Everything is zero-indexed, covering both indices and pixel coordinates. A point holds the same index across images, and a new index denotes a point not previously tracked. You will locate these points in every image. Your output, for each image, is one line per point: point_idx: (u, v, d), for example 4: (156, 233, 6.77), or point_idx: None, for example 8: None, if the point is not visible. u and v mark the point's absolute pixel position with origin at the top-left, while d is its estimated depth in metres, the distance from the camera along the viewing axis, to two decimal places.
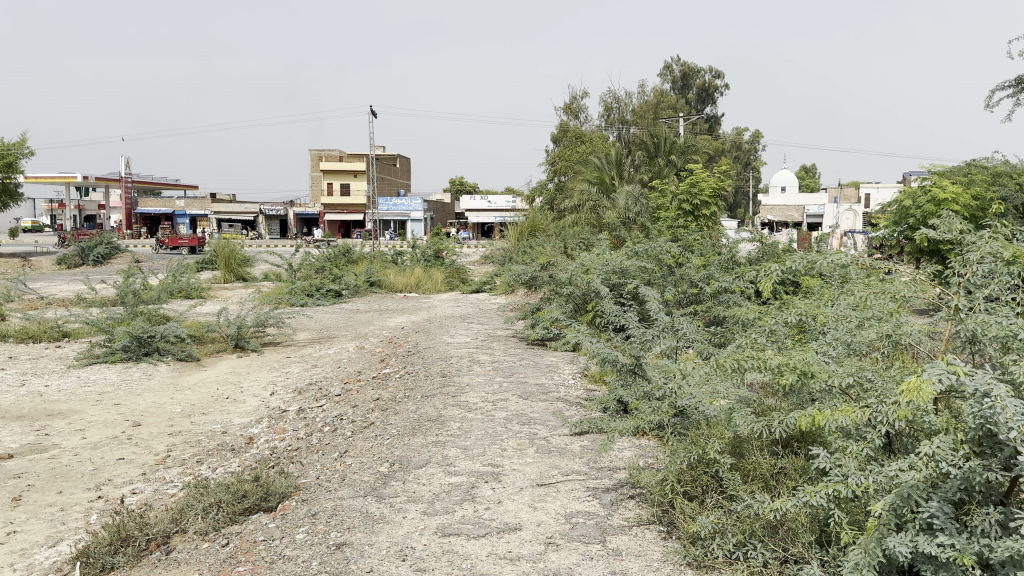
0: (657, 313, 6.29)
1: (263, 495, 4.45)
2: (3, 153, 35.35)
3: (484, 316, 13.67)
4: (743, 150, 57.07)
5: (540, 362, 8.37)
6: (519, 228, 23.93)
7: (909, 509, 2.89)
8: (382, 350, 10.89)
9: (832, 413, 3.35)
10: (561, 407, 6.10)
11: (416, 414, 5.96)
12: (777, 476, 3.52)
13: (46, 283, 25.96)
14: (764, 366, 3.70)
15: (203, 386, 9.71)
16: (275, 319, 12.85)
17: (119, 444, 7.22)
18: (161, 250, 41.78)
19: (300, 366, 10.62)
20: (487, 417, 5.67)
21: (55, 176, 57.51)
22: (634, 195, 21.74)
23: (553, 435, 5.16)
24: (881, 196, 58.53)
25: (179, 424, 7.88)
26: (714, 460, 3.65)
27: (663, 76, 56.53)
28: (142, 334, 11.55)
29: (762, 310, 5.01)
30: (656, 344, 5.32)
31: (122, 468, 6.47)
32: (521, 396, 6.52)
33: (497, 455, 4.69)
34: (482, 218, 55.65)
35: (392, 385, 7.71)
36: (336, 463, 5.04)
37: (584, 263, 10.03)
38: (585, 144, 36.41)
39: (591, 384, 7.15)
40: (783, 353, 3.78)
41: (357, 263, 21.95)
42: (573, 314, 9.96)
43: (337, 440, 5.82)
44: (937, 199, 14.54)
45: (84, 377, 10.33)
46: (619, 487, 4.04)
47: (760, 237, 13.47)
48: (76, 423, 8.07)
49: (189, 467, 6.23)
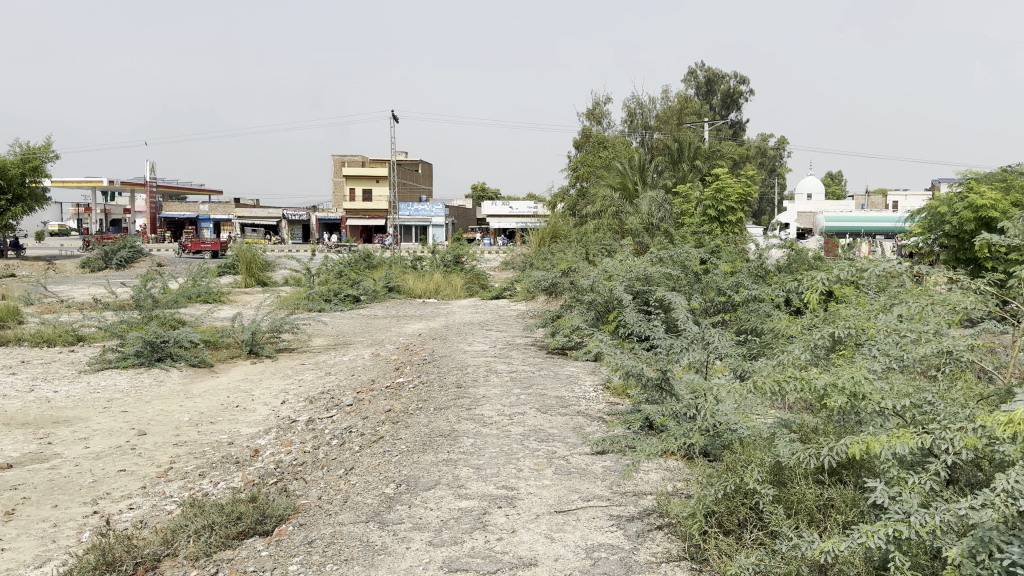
0: (684, 322, 5.89)
1: (259, 518, 4.13)
2: (30, 157, 35.73)
3: (504, 323, 13.30)
4: (768, 156, 56.35)
5: (559, 372, 8.00)
6: (540, 234, 23.57)
7: (985, 554, 2.49)
8: (398, 357, 10.57)
9: (888, 439, 2.96)
10: (583, 422, 5.73)
11: (428, 427, 5.62)
12: (824, 509, 3.13)
13: (68, 287, 26.03)
14: (809, 387, 3.30)
15: (213, 394, 9.45)
16: (290, 324, 12.60)
17: (122, 454, 6.96)
18: (184, 254, 42.04)
19: (313, 373, 10.33)
20: (503, 433, 5.32)
21: (82, 180, 58.13)
22: (658, 200, 21.27)
23: (573, 454, 4.79)
24: (910, 204, 57.50)
25: (185, 434, 7.61)
26: (752, 491, 3.27)
27: (686, 82, 55.95)
28: (155, 339, 11.35)
29: (804, 322, 4.63)
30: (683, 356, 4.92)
31: (122, 481, 6.20)
32: (539, 409, 6.16)
33: (512, 476, 4.33)
34: (504, 224, 55.39)
35: (405, 395, 7.37)
36: (340, 482, 4.71)
37: (607, 269, 9.68)
38: (607, 150, 36.01)
39: (614, 397, 6.79)
40: (830, 371, 3.39)
41: (376, 269, 21.70)
42: (595, 322, 9.59)
43: (344, 455, 5.49)
44: (975, 205, 13.97)
45: (94, 383, 10.13)
46: (646, 516, 3.68)
47: (789, 244, 13.01)
48: (81, 431, 7.83)
49: (191, 482, 5.94)
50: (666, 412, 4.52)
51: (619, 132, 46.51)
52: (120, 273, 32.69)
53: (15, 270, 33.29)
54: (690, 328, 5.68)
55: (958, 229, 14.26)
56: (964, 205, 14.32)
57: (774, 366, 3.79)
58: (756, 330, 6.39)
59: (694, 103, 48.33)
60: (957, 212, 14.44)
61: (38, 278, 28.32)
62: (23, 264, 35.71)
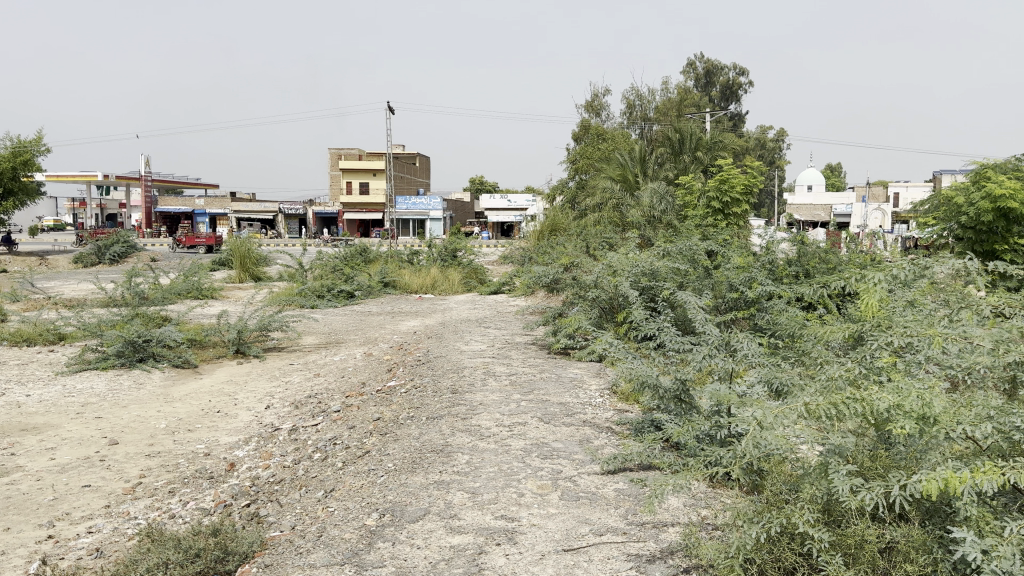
0: (703, 323, 5.35)
1: (220, 555, 3.60)
2: (21, 151, 35.12)
3: (503, 320, 12.74)
4: (767, 148, 55.82)
5: (561, 375, 7.44)
6: (539, 227, 23.01)
7: None
8: (391, 357, 10.02)
9: (973, 476, 2.44)
10: (590, 434, 5.18)
11: (419, 441, 5.08)
12: (887, 553, 2.63)
13: (58, 283, 25.47)
14: (869, 410, 2.76)
15: (195, 398, 8.89)
16: (279, 323, 12.06)
17: (89, 467, 6.42)
18: (179, 249, 41.60)
19: (301, 375, 9.78)
20: (503, 449, 4.77)
21: (76, 174, 57.39)
22: (659, 192, 20.69)
23: (581, 474, 4.26)
24: (912, 195, 56.96)
25: (160, 443, 7.07)
26: (802, 532, 2.75)
27: (685, 73, 55.30)
28: (136, 338, 10.81)
29: (847, 327, 4.08)
30: (705, 363, 4.41)
31: (85, 499, 5.66)
32: (542, 419, 5.61)
33: (512, 503, 3.78)
34: (502, 217, 54.79)
35: (397, 401, 6.81)
36: (317, 509, 4.17)
37: (611, 262, 9.14)
38: (606, 142, 35.40)
39: (623, 404, 6.28)
40: (892, 388, 2.85)
41: (373, 263, 21.13)
42: (599, 320, 9.05)
43: (325, 473, 4.95)
44: (993, 195, 13.40)
45: (70, 386, 9.57)
46: (668, 556, 3.15)
47: (799, 237, 12.43)
48: (49, 440, 7.27)
49: (159, 502, 5.40)
50: (691, 430, 4.00)
51: (619, 124, 45.96)
52: (113, 268, 32.11)
53: (8, 266, 32.71)
54: (712, 329, 5.16)
55: (975, 220, 13.72)
56: (981, 195, 13.74)
57: (819, 382, 3.25)
58: (782, 340, 5.89)
59: (693, 94, 47.74)
60: (974, 202, 13.84)
61: (28, 274, 27.72)
62: (15, 259, 35.21)
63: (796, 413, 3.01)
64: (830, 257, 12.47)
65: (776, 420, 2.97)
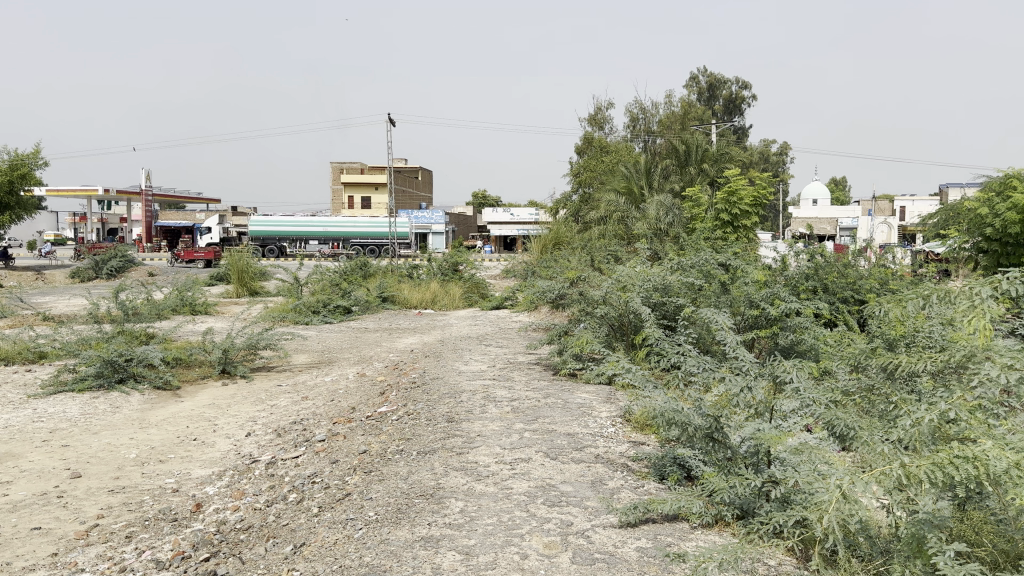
0: (733, 346, 4.80)
1: None
2: (18, 165, 34.60)
3: (506, 338, 12.08)
4: (770, 162, 55.34)
5: (569, 401, 6.76)
6: (542, 240, 22.41)
7: None
8: (385, 378, 9.38)
9: None
10: (604, 474, 4.54)
11: (407, 483, 4.43)
12: None
13: (53, 298, 24.89)
14: (984, 472, 2.31)
15: (172, 424, 8.23)
16: (269, 341, 11.44)
17: (43, 505, 5.76)
18: (178, 264, 41.07)
19: (289, 398, 9.13)
20: (504, 494, 4.11)
21: (76, 188, 56.85)
22: (666, 204, 20.10)
23: (596, 528, 3.60)
24: (918, 208, 56.44)
25: (127, 476, 6.43)
26: None
27: (689, 87, 54.94)
28: (116, 358, 10.20)
29: (921, 361, 3.58)
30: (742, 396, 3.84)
31: (32, 544, 5.01)
32: (548, 454, 4.95)
33: (514, 570, 3.13)
34: (504, 231, 54.31)
35: (387, 431, 6.16)
36: (282, 571, 3.52)
37: (620, 277, 8.55)
38: (609, 155, 34.86)
39: (638, 435, 5.66)
40: (1005, 444, 2.42)
41: (372, 278, 20.53)
42: (608, 338, 8.44)
43: (298, 521, 4.30)
44: (1021, 206, 12.83)
45: (41, 410, 8.92)
46: None
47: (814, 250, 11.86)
48: (6, 473, 6.62)
49: (112, 549, 4.75)
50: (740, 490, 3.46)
51: (622, 138, 45.51)
52: (110, 283, 31.51)
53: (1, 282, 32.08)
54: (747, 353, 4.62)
55: (1001, 232, 13.10)
56: (1008, 206, 13.13)
57: (901, 432, 2.81)
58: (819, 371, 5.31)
59: (697, 108, 47.35)
60: (1000, 212, 13.23)
61: (22, 290, 27.17)
62: (12, 274, 34.68)
63: (885, 473, 2.54)
64: (849, 271, 11.88)
65: (861, 483, 2.49)
